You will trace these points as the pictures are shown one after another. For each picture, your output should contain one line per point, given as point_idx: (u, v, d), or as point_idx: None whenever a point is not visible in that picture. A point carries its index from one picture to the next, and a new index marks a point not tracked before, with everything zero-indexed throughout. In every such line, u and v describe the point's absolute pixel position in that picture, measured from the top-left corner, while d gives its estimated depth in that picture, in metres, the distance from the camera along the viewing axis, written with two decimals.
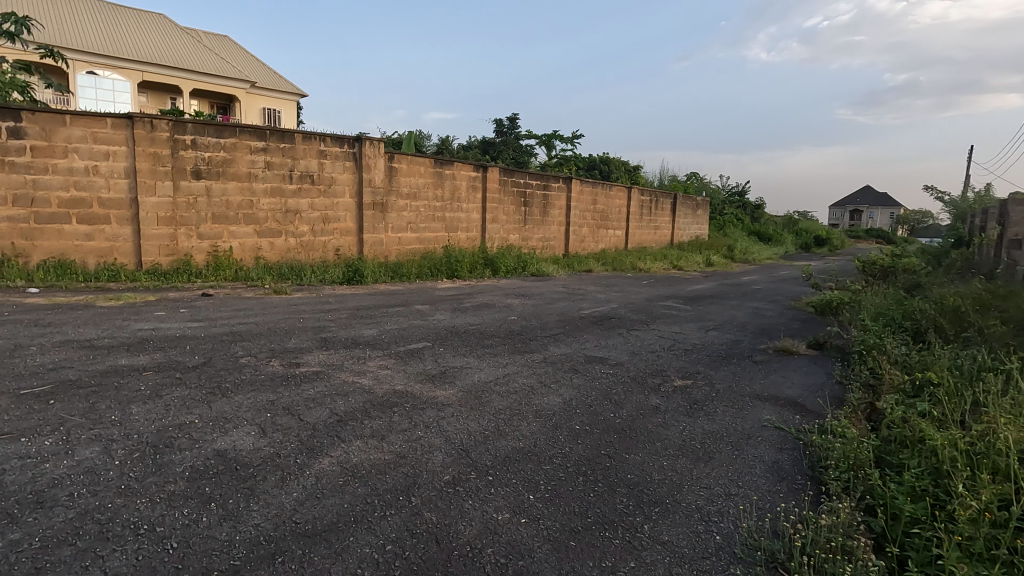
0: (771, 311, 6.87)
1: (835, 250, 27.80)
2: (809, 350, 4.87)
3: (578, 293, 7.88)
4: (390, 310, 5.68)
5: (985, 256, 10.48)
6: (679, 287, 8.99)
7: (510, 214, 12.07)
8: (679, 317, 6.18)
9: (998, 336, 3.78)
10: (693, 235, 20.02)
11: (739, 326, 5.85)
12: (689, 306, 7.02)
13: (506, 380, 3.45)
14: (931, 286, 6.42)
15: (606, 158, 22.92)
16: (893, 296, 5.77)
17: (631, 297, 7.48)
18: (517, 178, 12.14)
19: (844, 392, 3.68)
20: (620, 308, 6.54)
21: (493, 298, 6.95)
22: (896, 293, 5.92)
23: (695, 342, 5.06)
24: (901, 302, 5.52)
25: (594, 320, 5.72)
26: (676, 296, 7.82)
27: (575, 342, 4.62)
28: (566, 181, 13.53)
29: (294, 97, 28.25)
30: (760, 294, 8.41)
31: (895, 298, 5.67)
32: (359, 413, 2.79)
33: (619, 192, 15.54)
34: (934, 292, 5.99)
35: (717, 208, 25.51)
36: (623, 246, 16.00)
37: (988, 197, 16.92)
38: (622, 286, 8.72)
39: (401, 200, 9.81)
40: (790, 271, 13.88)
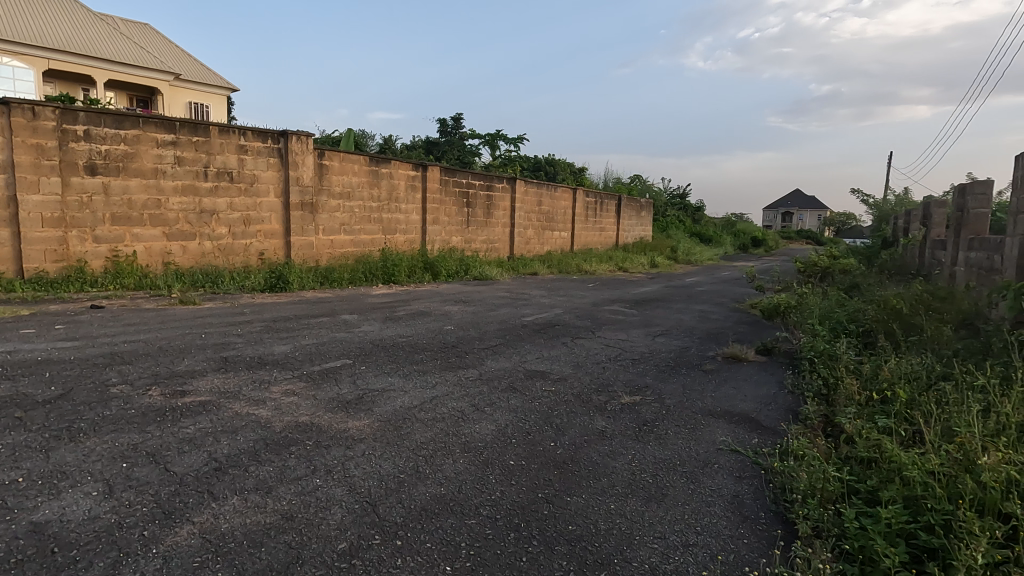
0: (717, 315, 6.73)
1: (770, 251, 28.85)
2: (757, 357, 4.68)
3: (522, 298, 7.52)
4: (311, 322, 5.10)
5: (911, 256, 10.90)
6: (624, 290, 8.79)
7: (452, 215, 11.59)
8: (625, 323, 5.91)
9: (947, 347, 3.70)
10: (638, 237, 20.16)
11: (686, 331, 5.63)
12: (635, 310, 6.78)
13: (433, 404, 3.01)
14: (869, 287, 6.46)
15: (551, 160, 22.79)
16: (836, 298, 5.71)
17: (575, 301, 7.19)
18: (459, 177, 11.68)
19: (797, 404, 3.46)
20: (565, 315, 6.21)
21: (431, 305, 6.48)
22: (838, 295, 5.87)
23: (642, 350, 4.77)
24: (844, 304, 5.45)
25: (536, 328, 5.35)
26: (622, 299, 7.58)
27: (515, 355, 4.23)
28: (510, 182, 13.20)
29: (224, 92, 26.64)
30: (704, 296, 8.32)
31: (839, 300, 5.61)
32: (245, 456, 2.28)
33: (564, 193, 15.35)
34: (873, 293, 6.00)
35: (659, 209, 25.91)
36: (569, 248, 15.82)
37: (909, 200, 17.87)
38: (567, 290, 8.42)
39: (333, 200, 9.15)
40: (731, 272, 14.09)
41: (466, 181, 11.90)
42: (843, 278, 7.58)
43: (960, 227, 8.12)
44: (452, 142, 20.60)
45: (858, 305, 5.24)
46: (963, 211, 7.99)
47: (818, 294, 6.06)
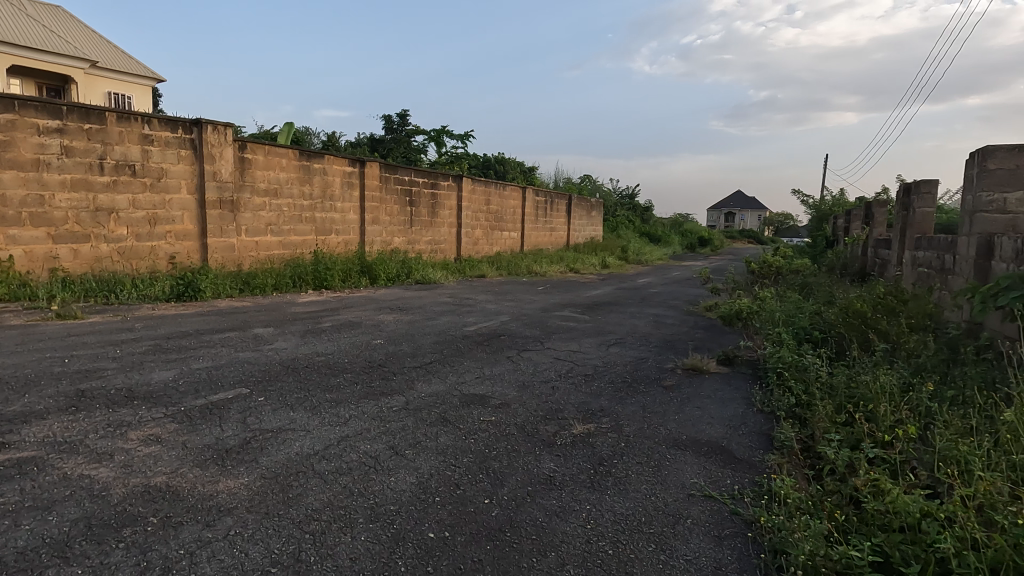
0: (671, 320, 6.37)
1: (716, 250, 29.40)
2: (718, 367, 4.30)
3: (466, 304, 6.93)
4: (214, 339, 4.35)
5: (854, 255, 11.02)
6: (576, 293, 8.35)
7: (393, 215, 10.88)
8: (576, 331, 5.44)
9: (921, 365, 3.45)
10: (588, 237, 19.94)
11: (641, 340, 5.21)
12: (587, 316, 6.33)
13: (340, 447, 2.41)
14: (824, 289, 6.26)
15: (501, 159, 22.27)
16: (794, 301, 5.45)
17: (524, 307, 6.68)
18: (401, 175, 10.99)
19: (770, 428, 3.06)
20: (511, 323, 5.67)
21: (363, 315, 5.80)
22: (796, 297, 5.63)
23: (595, 363, 4.29)
24: (803, 308, 5.18)
25: (478, 340, 4.79)
26: (573, 304, 7.13)
27: (451, 375, 3.65)
28: (457, 180, 12.60)
29: (149, 82, 24.73)
30: (657, 299, 7.99)
31: (798, 304, 5.36)
32: (49, 551, 1.61)
33: (513, 192, 14.88)
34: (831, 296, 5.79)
35: (609, 209, 25.87)
36: (518, 248, 15.35)
37: (846, 201, 18.45)
38: (515, 294, 7.90)
39: (257, 198, 8.29)
40: (681, 272, 14.00)
41: (409, 178, 11.22)
42: (796, 278, 7.41)
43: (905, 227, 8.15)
44: (397, 139, 19.75)
45: (819, 310, 4.99)
46: (908, 211, 8.01)
47: (775, 297, 5.81)
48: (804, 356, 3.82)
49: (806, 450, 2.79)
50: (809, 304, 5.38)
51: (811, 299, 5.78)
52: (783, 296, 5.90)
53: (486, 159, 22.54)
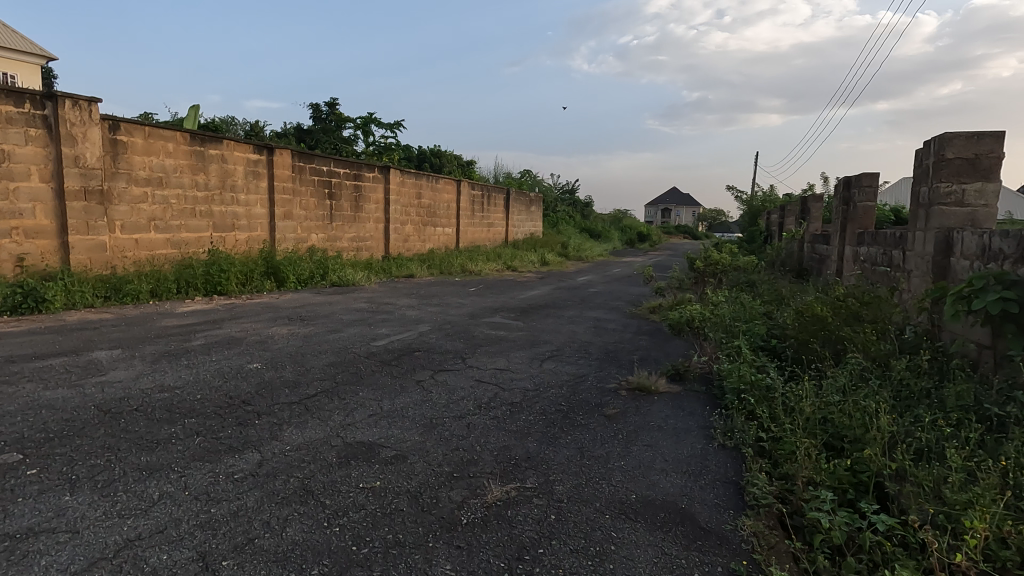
0: (612, 325, 5.75)
1: (655, 245, 29.62)
2: (667, 386, 3.67)
3: (384, 310, 6.05)
4: (25, 369, 3.28)
5: (792, 250, 10.91)
6: (510, 294, 7.63)
7: (309, 209, 9.77)
8: (505, 342, 4.70)
9: (897, 390, 2.99)
10: (528, 233, 19.30)
11: (579, 351, 4.54)
12: (519, 323, 5.60)
13: (117, 565, 1.55)
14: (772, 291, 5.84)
15: (436, 151, 21.25)
16: (745, 303, 4.95)
17: (449, 314, 5.86)
18: (319, 164, 9.89)
19: (737, 475, 2.43)
20: (431, 334, 4.85)
21: (251, 328, 4.81)
22: (746, 299, 5.14)
23: (524, 385, 3.56)
24: (755, 312, 4.68)
25: (386, 359, 3.95)
26: (505, 308, 6.38)
27: (337, 414, 2.81)
28: (384, 172, 11.61)
29: (39, 62, 22.07)
30: (597, 300, 7.38)
31: (751, 307, 4.85)
32: None
33: (447, 185, 13.98)
34: (780, 299, 5.36)
35: (549, 205, 25.42)
36: (453, 245, 14.49)
37: (778, 197, 18.75)
38: (443, 296, 7.08)
39: (135, 188, 7.04)
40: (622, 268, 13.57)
41: (328, 169, 10.14)
42: (740, 276, 7.00)
43: (845, 223, 7.96)
44: (322, 128, 18.36)
45: (775, 317, 4.49)
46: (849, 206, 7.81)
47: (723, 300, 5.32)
48: (765, 375, 3.25)
49: (789, 510, 2.18)
50: (760, 306, 4.91)
51: (760, 301, 5.32)
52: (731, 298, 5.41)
53: (421, 152, 21.46)
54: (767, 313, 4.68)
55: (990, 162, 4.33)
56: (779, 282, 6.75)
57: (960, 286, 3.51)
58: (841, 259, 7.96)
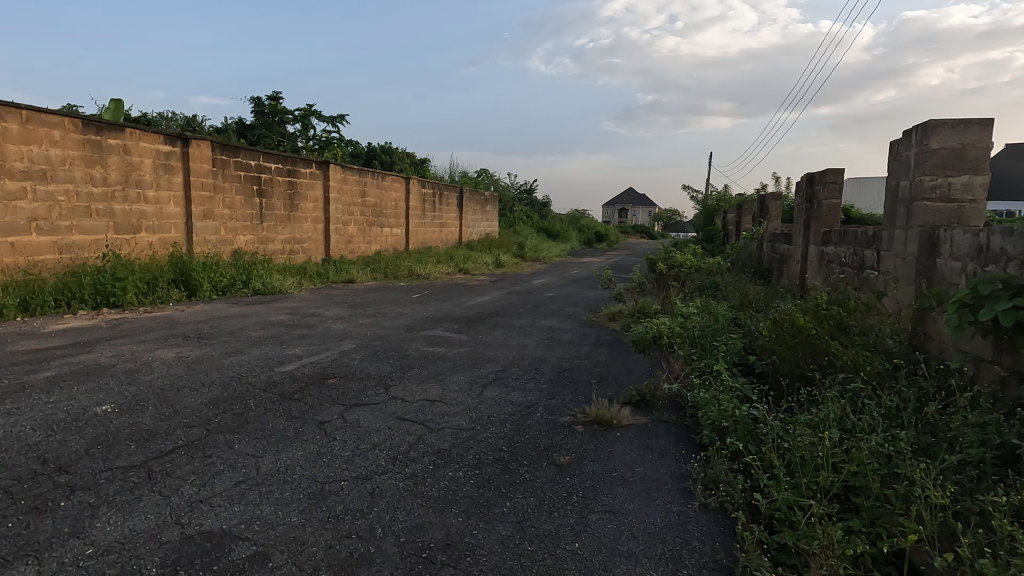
0: (569, 337, 5.11)
1: (613, 245, 29.41)
2: (631, 416, 3.06)
3: (307, 322, 5.23)
4: None
5: (752, 251, 10.63)
6: (457, 301, 6.91)
7: (234, 207, 8.77)
8: (442, 362, 3.99)
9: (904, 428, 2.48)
10: (483, 233, 18.58)
11: (529, 373, 3.87)
12: (462, 336, 4.90)
13: None
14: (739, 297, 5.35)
15: (386, 148, 20.26)
16: (714, 312, 4.42)
17: (383, 327, 5.09)
18: (245, 158, 8.91)
19: (729, 559, 1.83)
20: (355, 354, 4.09)
21: (130, 350, 3.93)
22: (714, 307, 4.61)
23: (457, 423, 2.86)
24: (726, 322, 4.14)
25: (288, 391, 3.17)
26: (450, 319, 5.66)
27: (191, 484, 2.05)
28: (324, 167, 10.68)
29: None
30: (552, 306, 6.74)
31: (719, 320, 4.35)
32: None
33: (395, 183, 13.11)
34: (751, 308, 4.88)
35: (506, 204, 24.79)
36: (403, 246, 13.65)
37: (734, 196, 18.70)
38: (380, 305, 6.30)
39: (10, 182, 5.95)
40: (580, 270, 13.05)
41: (256, 163, 9.15)
42: (704, 279, 6.53)
43: (808, 222, 7.61)
44: (261, 122, 17.12)
45: (748, 329, 3.99)
46: (813, 204, 7.46)
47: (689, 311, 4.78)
48: (748, 407, 2.69)
49: None
50: (731, 316, 4.40)
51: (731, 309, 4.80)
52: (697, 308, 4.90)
53: (371, 148, 20.41)
54: (740, 325, 4.17)
55: (977, 153, 3.92)
56: (745, 286, 6.28)
57: (961, 293, 3.03)
58: (805, 260, 7.61)
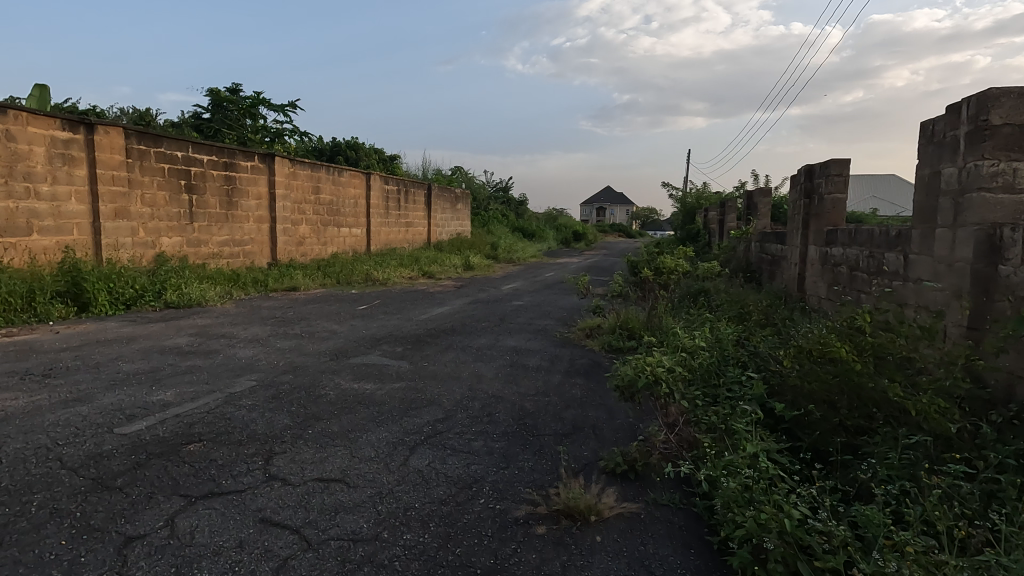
0: (536, 364, 4.14)
1: (591, 245, 28.58)
2: (616, 501, 2.12)
3: (209, 347, 4.16)
4: None
5: (741, 252, 9.82)
6: (409, 313, 5.88)
7: (155, 205, 7.60)
8: (363, 409, 2.98)
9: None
10: (454, 233, 17.51)
11: (479, 423, 2.89)
12: (403, 366, 3.89)
13: None
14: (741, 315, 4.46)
15: (351, 143, 19.04)
16: (717, 336, 3.51)
17: (303, 354, 4.05)
18: (168, 148, 7.73)
19: None
20: (246, 398, 3.04)
21: None
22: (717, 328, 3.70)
23: (354, 530, 1.86)
24: (733, 352, 3.24)
25: (109, 473, 2.13)
26: (392, 339, 4.63)
27: None
28: (268, 160, 9.54)
29: None
30: (520, 320, 5.77)
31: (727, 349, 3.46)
32: None
33: (353, 179, 12.00)
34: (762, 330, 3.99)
35: (480, 202, 23.74)
36: (364, 247, 12.54)
37: (716, 195, 17.98)
38: (313, 321, 5.24)
39: None
40: (556, 273, 12.12)
41: (183, 154, 7.98)
42: (694, 286, 5.64)
43: (808, 221, 6.79)
44: None
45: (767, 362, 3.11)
46: (813, 201, 6.63)
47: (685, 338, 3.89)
48: (794, 507, 1.77)
49: None
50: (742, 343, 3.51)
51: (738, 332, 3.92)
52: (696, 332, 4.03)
53: (334, 143, 19.16)
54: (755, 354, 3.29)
55: None
56: (743, 296, 5.40)
57: None
58: (804, 263, 6.79)
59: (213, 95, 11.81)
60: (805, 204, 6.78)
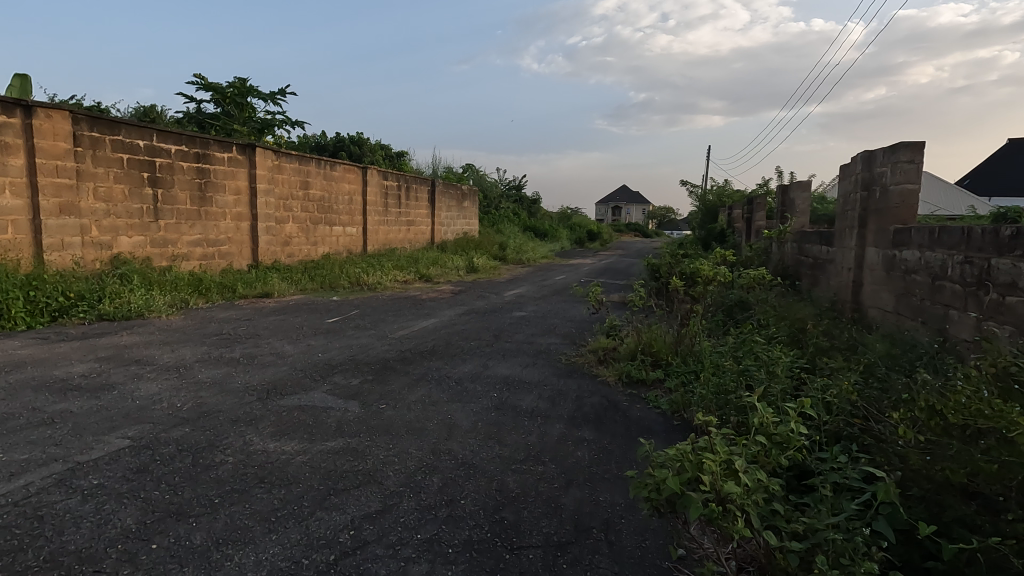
0: (531, 405, 3.12)
1: (606, 245, 27.43)
2: None
3: (107, 380, 3.20)
4: None
5: (777, 254, 8.70)
6: (386, 329, 4.89)
7: (111, 200, 6.73)
8: (260, 495, 1.99)
9: None
10: (460, 232, 16.53)
11: (429, 524, 1.89)
12: (350, 411, 2.90)
13: None
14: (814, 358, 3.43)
15: (354, 138, 18.18)
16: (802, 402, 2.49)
17: (223, 391, 3.07)
18: (127, 135, 6.85)
19: None
20: (91, 474, 2.07)
21: None
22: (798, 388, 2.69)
23: None
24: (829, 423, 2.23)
25: None
26: (351, 367, 3.64)
27: None
28: (248, 151, 8.66)
29: None
30: (518, 337, 4.77)
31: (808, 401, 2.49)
32: None
33: (348, 173, 11.08)
34: (842, 372, 2.98)
35: (490, 201, 22.74)
36: (360, 247, 11.63)
37: (741, 193, 16.76)
38: (264, 340, 4.27)
39: None
40: (567, 276, 11.06)
41: (145, 142, 7.10)
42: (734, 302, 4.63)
43: (866, 217, 5.69)
44: None
45: (875, 426, 2.11)
46: (874, 194, 5.53)
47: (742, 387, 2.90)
48: None
49: None
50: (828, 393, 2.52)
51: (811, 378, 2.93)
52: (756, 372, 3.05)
53: (336, 138, 18.30)
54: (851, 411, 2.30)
55: None
56: (796, 314, 4.35)
57: None
58: (861, 268, 5.70)
59: (197, 82, 10.90)
60: (863, 198, 5.69)
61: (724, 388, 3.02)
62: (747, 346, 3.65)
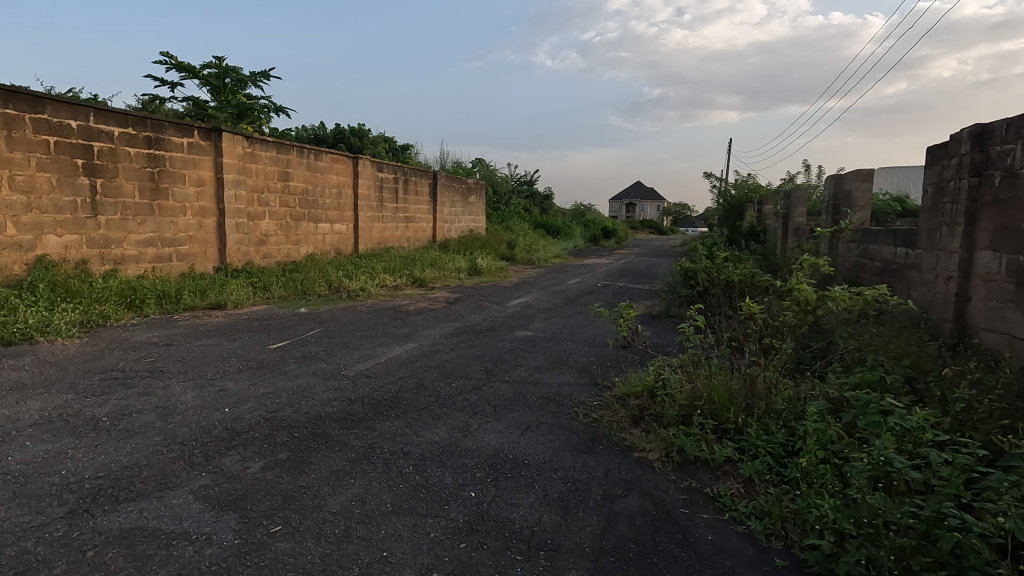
0: (529, 522, 1.87)
1: (621, 243, 26.00)
2: None
3: None
4: None
5: (831, 255, 7.36)
6: (341, 360, 3.65)
7: (34, 191, 5.61)
8: None
9: None
10: (465, 229, 15.28)
11: None
12: (212, 547, 1.66)
13: None
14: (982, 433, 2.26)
15: (354, 129, 17.03)
16: None
17: (16, 498, 1.84)
18: (55, 114, 5.72)
19: None
20: None
21: None
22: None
23: None
24: None
25: None
26: (260, 437, 2.41)
27: None
28: (213, 136, 7.49)
29: None
30: (518, 373, 3.51)
31: None
32: None
33: (336, 163, 9.91)
34: None
35: (499, 197, 21.48)
36: (351, 247, 10.47)
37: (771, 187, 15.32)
38: (160, 385, 3.04)
39: None
40: (582, 279, 9.76)
41: (79, 123, 5.96)
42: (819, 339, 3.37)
43: (977, 211, 4.34)
44: None
45: None
46: (993, 179, 4.17)
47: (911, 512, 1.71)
48: None
49: None
50: None
51: (1001, 486, 1.78)
52: (903, 460, 1.87)
53: (335, 130, 17.17)
54: None
55: None
56: (909, 350, 3.08)
57: None
58: (968, 277, 4.35)
59: (167, 61, 9.72)
60: (974, 185, 4.34)
61: (857, 496, 1.82)
62: (853, 393, 2.44)
